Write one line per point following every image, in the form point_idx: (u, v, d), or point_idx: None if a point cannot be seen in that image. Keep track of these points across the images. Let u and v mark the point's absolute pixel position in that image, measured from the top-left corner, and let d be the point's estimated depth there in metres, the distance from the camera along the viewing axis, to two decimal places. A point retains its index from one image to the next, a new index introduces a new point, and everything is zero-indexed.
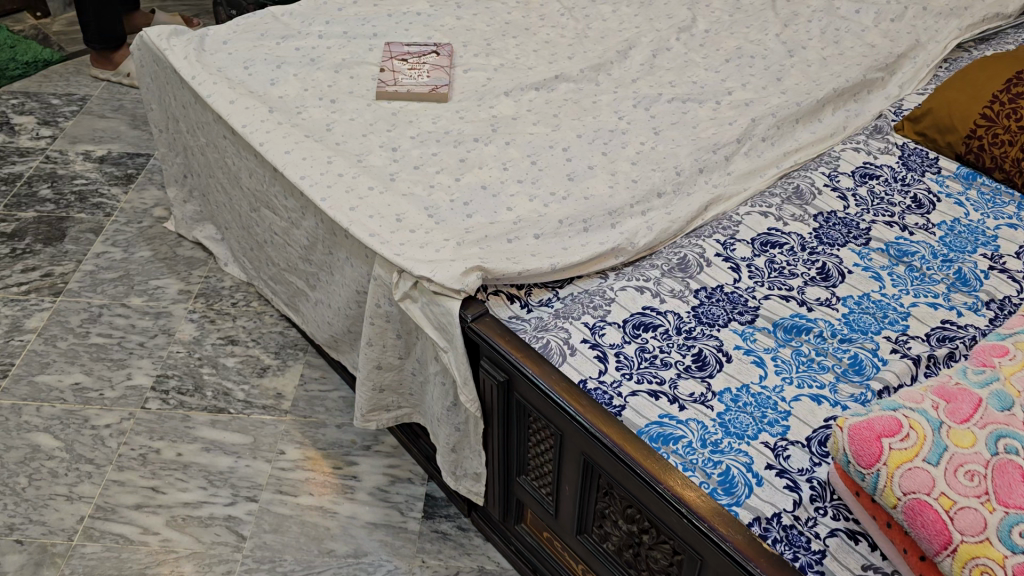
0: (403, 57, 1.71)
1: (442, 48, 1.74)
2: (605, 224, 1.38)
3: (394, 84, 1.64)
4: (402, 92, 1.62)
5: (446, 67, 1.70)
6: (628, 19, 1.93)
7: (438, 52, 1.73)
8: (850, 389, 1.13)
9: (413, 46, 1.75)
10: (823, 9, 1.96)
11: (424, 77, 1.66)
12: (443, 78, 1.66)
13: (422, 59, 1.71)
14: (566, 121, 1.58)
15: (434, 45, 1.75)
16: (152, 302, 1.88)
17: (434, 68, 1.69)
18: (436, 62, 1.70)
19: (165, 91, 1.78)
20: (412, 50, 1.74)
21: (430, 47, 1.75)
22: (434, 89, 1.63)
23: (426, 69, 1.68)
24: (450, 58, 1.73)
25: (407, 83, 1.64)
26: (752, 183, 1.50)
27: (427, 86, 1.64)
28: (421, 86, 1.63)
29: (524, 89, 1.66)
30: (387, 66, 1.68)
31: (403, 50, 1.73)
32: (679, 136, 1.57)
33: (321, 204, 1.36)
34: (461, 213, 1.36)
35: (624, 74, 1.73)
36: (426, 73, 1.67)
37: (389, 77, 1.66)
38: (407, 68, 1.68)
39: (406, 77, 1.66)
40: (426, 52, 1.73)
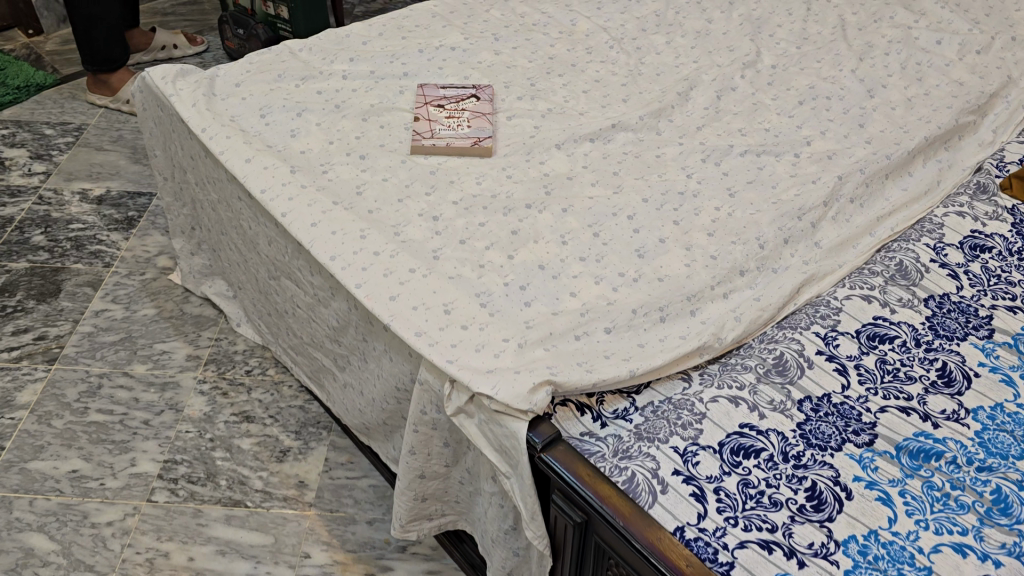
0: (440, 102, 1.52)
1: (482, 91, 1.55)
2: (684, 312, 1.19)
3: (431, 136, 1.44)
4: (441, 146, 1.43)
5: (488, 114, 1.50)
6: (685, 53, 1.73)
7: (478, 96, 1.54)
8: (1000, 536, 0.94)
9: (450, 88, 1.55)
10: (899, 40, 1.76)
11: (464, 128, 1.46)
12: (486, 128, 1.46)
13: (460, 105, 1.51)
14: (629, 180, 1.39)
15: (473, 88, 1.56)
16: (158, 371, 1.69)
17: (475, 115, 1.49)
18: (476, 108, 1.51)
19: (170, 138, 1.59)
20: (449, 93, 1.54)
21: (469, 89, 1.55)
22: (476, 143, 1.43)
23: (466, 117, 1.49)
24: (491, 102, 1.53)
25: (446, 134, 1.45)
26: (845, 256, 1.31)
27: (468, 138, 1.44)
28: (461, 139, 1.44)
29: (578, 140, 1.46)
30: (421, 114, 1.49)
31: (439, 94, 1.54)
32: (758, 197, 1.38)
33: (356, 292, 1.17)
34: (519, 301, 1.18)
35: (688, 121, 1.54)
36: (467, 122, 1.48)
37: (425, 127, 1.46)
38: (445, 116, 1.49)
39: (444, 127, 1.47)
40: (464, 97, 1.53)
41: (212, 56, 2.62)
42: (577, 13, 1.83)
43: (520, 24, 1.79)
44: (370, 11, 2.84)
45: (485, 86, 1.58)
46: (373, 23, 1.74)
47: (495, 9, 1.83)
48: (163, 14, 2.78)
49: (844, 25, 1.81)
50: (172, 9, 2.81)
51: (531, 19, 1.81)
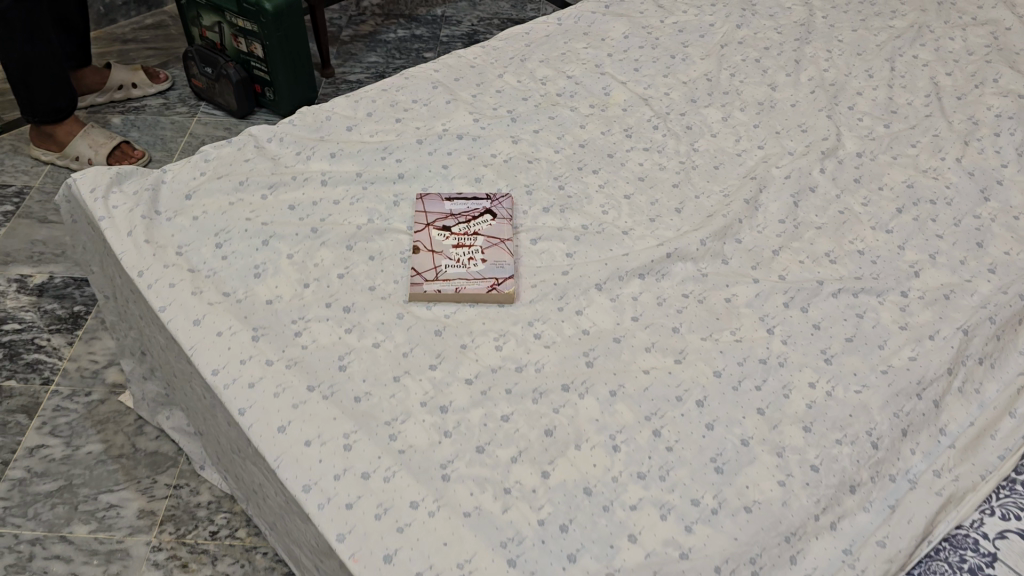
0: (447, 221, 1.19)
1: (500, 204, 1.22)
2: (785, 562, 0.88)
3: (435, 276, 1.12)
4: (447, 292, 1.10)
5: (507, 240, 1.17)
6: (746, 135, 1.40)
7: (495, 212, 1.21)
8: None
9: (459, 201, 1.22)
10: (1009, 113, 1.43)
11: (477, 263, 1.13)
12: (504, 264, 1.13)
13: (472, 226, 1.18)
14: (693, 340, 1.07)
15: (488, 199, 1.22)
16: (102, 534, 1.38)
17: (490, 243, 1.16)
18: (492, 231, 1.18)
19: (106, 259, 1.26)
20: (458, 208, 1.21)
21: (483, 202, 1.22)
22: (492, 287, 1.11)
23: (479, 246, 1.16)
24: (511, 221, 1.20)
25: (453, 273, 1.12)
26: (984, 456, 1.00)
27: (482, 281, 1.11)
28: (473, 281, 1.11)
29: (624, 277, 1.14)
30: (422, 240, 1.16)
31: (447, 210, 1.21)
32: (862, 364, 1.06)
33: (338, 548, 0.85)
34: (561, 555, 0.86)
35: (760, 240, 1.21)
36: (480, 253, 1.15)
37: (427, 261, 1.14)
38: (453, 243, 1.16)
39: (450, 262, 1.14)
40: (477, 214, 1.20)
41: (178, 95, 2.28)
42: (611, 77, 1.50)
43: (542, 95, 1.45)
44: (359, 36, 2.50)
45: (505, 194, 1.24)
46: (359, 99, 1.41)
47: (509, 73, 1.49)
48: (122, 41, 2.42)
49: (938, 93, 1.48)
50: (132, 35, 2.46)
51: (554, 87, 1.47)
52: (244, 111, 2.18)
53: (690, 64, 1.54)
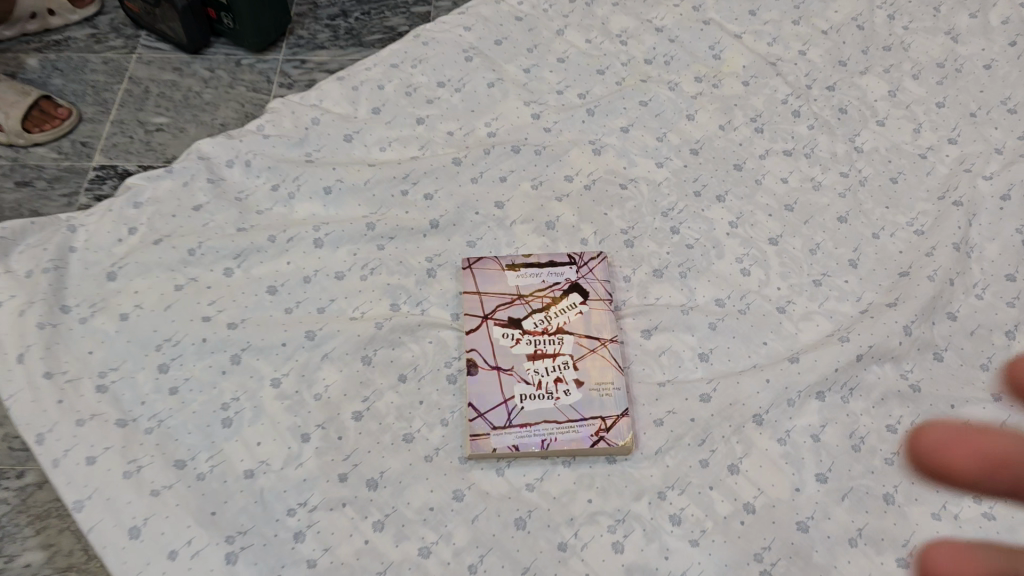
0: (513, 310, 0.77)
1: (589, 275, 0.80)
2: None
3: (504, 418, 0.71)
4: (524, 447, 0.70)
5: (607, 341, 0.76)
6: (927, 120, 0.96)
7: (583, 290, 0.79)
8: None
9: (527, 269, 0.80)
10: None
11: (566, 390, 0.73)
12: (609, 391, 0.73)
13: (552, 318, 0.77)
14: (919, 518, 0.68)
15: (570, 265, 0.80)
16: None
17: (582, 348, 0.75)
18: (583, 326, 0.76)
19: None
20: (527, 284, 0.79)
21: (564, 271, 0.80)
22: (594, 435, 0.70)
23: (567, 356, 0.75)
24: (609, 302, 0.78)
25: (531, 409, 0.72)
26: None
27: (578, 424, 0.71)
28: (565, 425, 0.71)
29: (797, 399, 0.74)
30: (479, 348, 0.75)
31: (510, 287, 0.79)
32: None
33: None
34: None
35: (985, 315, 0.80)
36: (570, 370, 0.74)
37: (489, 388, 0.73)
38: (527, 350, 0.75)
39: (526, 387, 0.73)
40: (557, 296, 0.78)
41: None
42: (720, 27, 1.04)
43: (624, 64, 1.00)
44: None
45: (594, 252, 0.82)
46: (360, 85, 0.95)
47: (574, 28, 1.03)
48: None
49: None
50: None
51: (640, 49, 1.01)
52: (196, 43, 1.34)
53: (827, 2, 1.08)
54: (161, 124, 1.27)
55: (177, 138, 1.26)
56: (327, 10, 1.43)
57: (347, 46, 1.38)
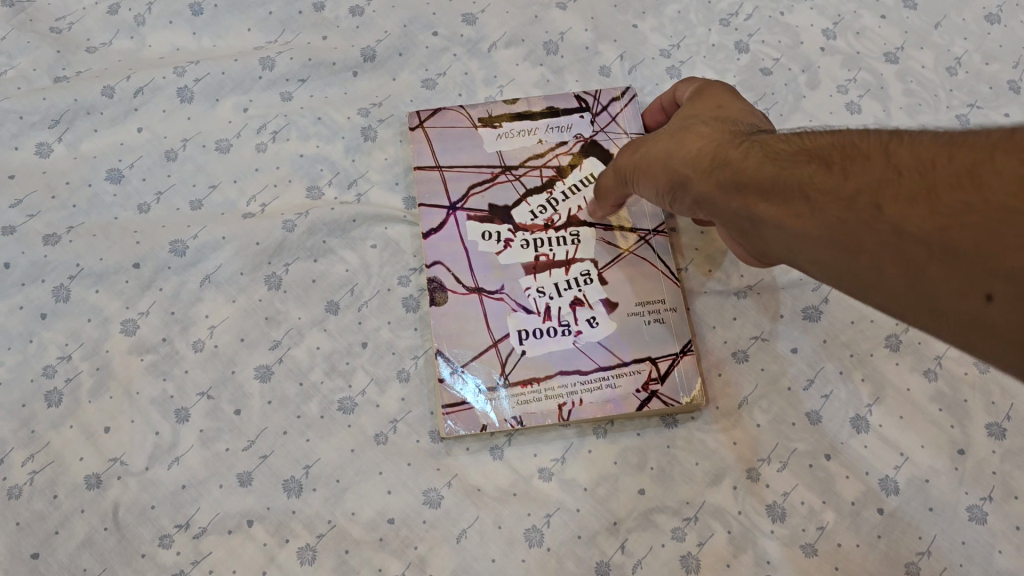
0: (496, 194, 0.49)
1: (611, 128, 0.51)
2: None
3: (494, 371, 0.45)
4: (530, 418, 0.44)
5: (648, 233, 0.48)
6: None
7: (603, 154, 0.50)
8: None
9: (515, 126, 0.51)
10: None
11: (589, 319, 0.46)
12: (656, 317, 0.46)
13: (561, 204, 0.49)
14: None
15: (580, 114, 0.51)
16: None
17: (610, 248, 0.48)
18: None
19: None
20: (516, 149, 0.50)
21: (571, 126, 0.51)
22: (639, 391, 0.44)
23: (587, 263, 0.47)
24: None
25: (537, 356, 0.45)
26: None
27: (613, 375, 0.45)
28: (592, 378, 0.45)
29: None
30: (447, 260, 0.47)
31: (490, 157, 0.50)
32: None
33: None
34: None
35: None
36: (594, 287, 0.47)
37: (468, 326, 0.45)
38: (524, 258, 0.47)
39: (525, 320, 0.46)
40: (563, 166, 0.50)
41: None
42: None
43: None
44: None
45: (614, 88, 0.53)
46: None
47: None
48: None
49: None
50: None
51: None
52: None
53: None
54: None
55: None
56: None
57: None
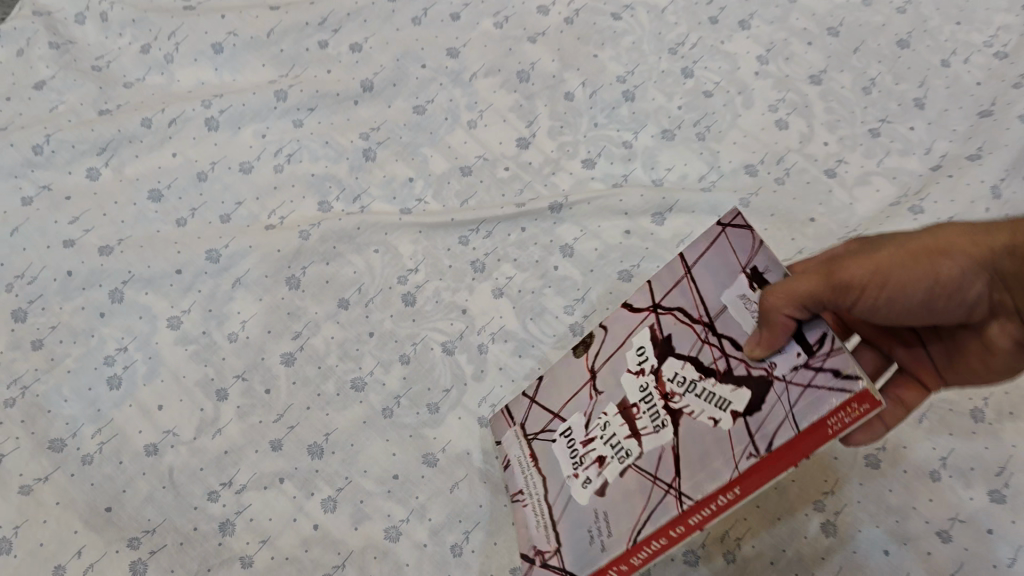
0: (620, 350, 0.44)
1: (791, 398, 0.34)
2: None
3: (535, 440, 0.46)
4: (514, 472, 0.47)
5: (680, 500, 0.36)
6: None
7: (741, 411, 0.36)
8: None
9: (711, 268, 0.41)
10: None
11: (585, 480, 0.42)
12: (603, 542, 0.39)
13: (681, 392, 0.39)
14: None
15: (797, 351, 0.35)
16: None
17: (645, 475, 0.38)
18: (693, 426, 0.37)
19: None
20: (714, 296, 0.40)
21: (774, 356, 0.36)
22: (539, 549, 0.43)
23: (637, 451, 0.40)
24: (742, 460, 0.35)
25: (547, 463, 0.45)
26: None
27: (555, 511, 0.43)
28: (547, 516, 0.43)
29: None
30: (609, 335, 0.45)
31: (664, 289, 0.43)
32: None
33: None
34: None
35: None
36: (617, 466, 0.40)
37: (557, 387, 0.47)
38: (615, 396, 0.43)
39: (563, 457, 0.44)
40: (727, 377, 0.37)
41: None
42: None
43: None
44: None
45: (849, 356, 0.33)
46: None
47: None
48: None
49: None
50: None
51: None
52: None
53: None
54: None
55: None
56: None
57: None
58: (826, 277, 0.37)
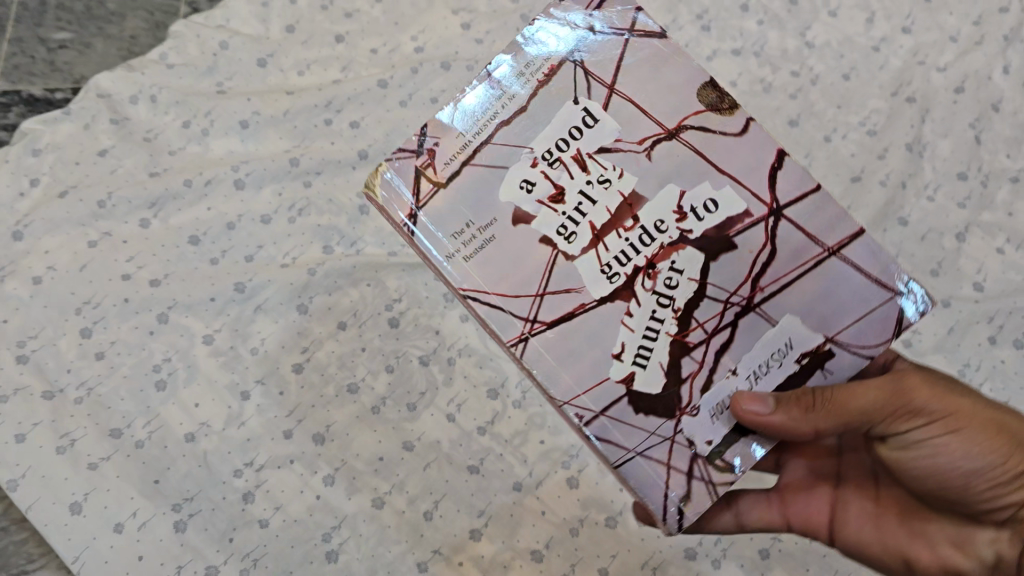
0: (703, 157, 0.49)
1: (664, 455, 0.49)
2: None
3: (597, 78, 0.50)
4: (523, 45, 0.51)
5: (528, 335, 0.48)
6: (880, 8, 0.89)
7: (634, 394, 0.49)
8: None
9: (810, 271, 0.50)
10: None
11: (526, 184, 0.49)
12: (465, 255, 0.49)
13: (685, 278, 0.49)
14: None
15: (707, 443, 0.49)
16: None
17: (539, 273, 0.49)
18: (613, 336, 0.48)
19: None
20: (790, 308, 0.49)
21: (723, 398, 0.49)
22: (436, 142, 0.50)
23: (573, 252, 0.49)
24: (593, 412, 0.48)
25: (536, 105, 0.50)
26: None
27: (472, 139, 0.49)
28: (478, 127, 0.50)
29: None
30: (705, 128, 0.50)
31: (763, 179, 0.49)
32: None
33: None
34: None
35: (936, 217, 0.78)
36: (554, 235, 0.49)
37: (665, 91, 0.50)
38: (650, 171, 0.49)
39: (544, 135, 0.49)
40: (698, 338, 0.49)
41: None
42: None
43: None
44: None
45: (706, 500, 0.49)
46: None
47: None
48: None
49: None
50: None
51: None
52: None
53: None
54: (64, 42, 1.00)
55: (85, 56, 1.00)
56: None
57: None
58: (892, 394, 0.51)
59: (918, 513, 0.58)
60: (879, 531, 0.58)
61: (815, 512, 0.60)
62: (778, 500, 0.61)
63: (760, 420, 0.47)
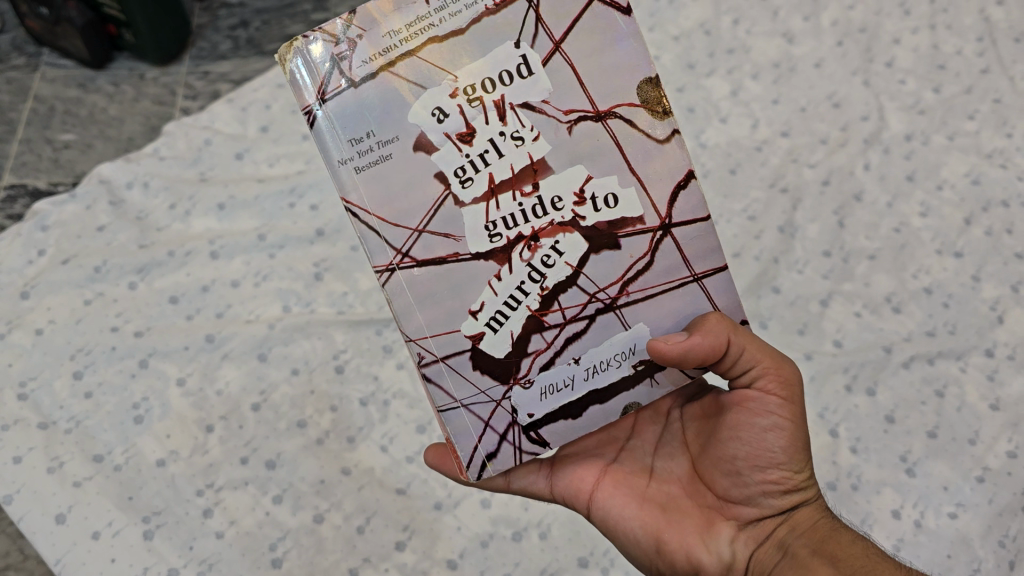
0: (617, 147, 0.53)
1: (486, 414, 0.55)
2: None
3: (547, 28, 0.51)
4: None
5: (396, 267, 0.52)
6: (764, 115, 1.04)
7: (477, 351, 0.54)
8: None
9: (676, 288, 0.55)
10: None
11: (439, 112, 0.51)
12: (357, 165, 0.51)
13: (562, 261, 0.54)
14: None
15: (528, 415, 0.56)
16: None
17: (426, 208, 0.52)
18: (477, 293, 0.53)
19: None
20: (645, 318, 0.55)
21: (560, 379, 0.55)
22: (359, 35, 0.50)
23: (465, 198, 0.52)
24: (435, 356, 0.54)
25: (476, 34, 0.50)
26: None
27: (397, 45, 0.50)
28: (407, 34, 0.50)
29: None
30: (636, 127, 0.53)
31: (667, 190, 0.54)
32: (951, 471, 0.83)
33: None
34: None
35: (803, 287, 0.93)
36: (450, 174, 0.51)
37: (607, 70, 0.52)
38: (566, 146, 0.52)
39: (473, 70, 0.51)
40: (555, 320, 0.55)
41: None
42: None
43: None
44: None
45: (509, 461, 0.56)
46: (248, 106, 1.00)
47: None
48: None
49: (1007, 28, 1.06)
50: None
51: None
52: (99, 58, 1.19)
53: (681, 7, 1.11)
54: (68, 143, 1.16)
55: (86, 154, 1.15)
56: (228, 19, 1.26)
57: (249, 55, 1.23)
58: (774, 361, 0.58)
59: (681, 505, 0.60)
60: (639, 511, 0.59)
61: (579, 481, 0.62)
62: (550, 467, 0.63)
63: (680, 349, 0.54)
